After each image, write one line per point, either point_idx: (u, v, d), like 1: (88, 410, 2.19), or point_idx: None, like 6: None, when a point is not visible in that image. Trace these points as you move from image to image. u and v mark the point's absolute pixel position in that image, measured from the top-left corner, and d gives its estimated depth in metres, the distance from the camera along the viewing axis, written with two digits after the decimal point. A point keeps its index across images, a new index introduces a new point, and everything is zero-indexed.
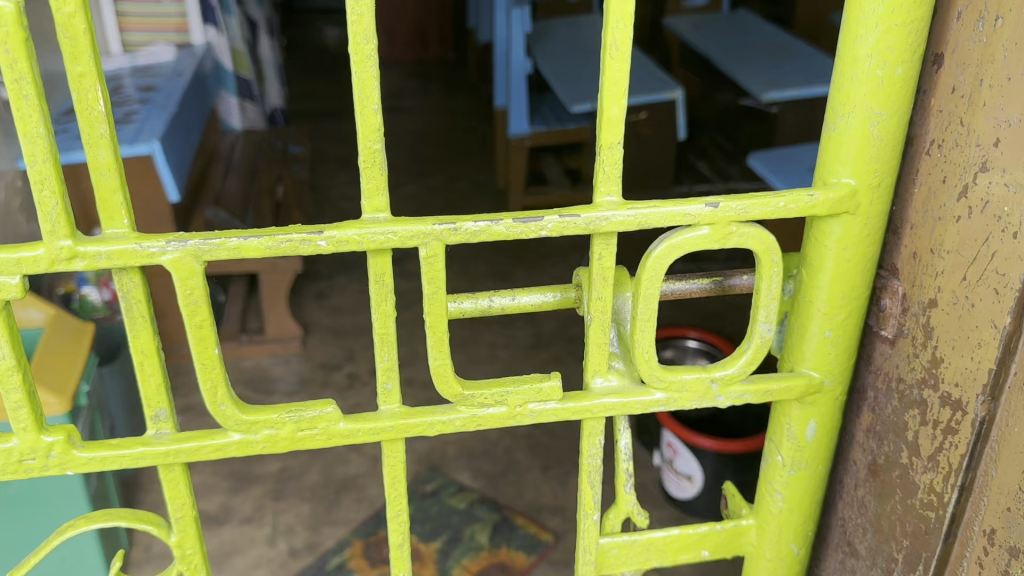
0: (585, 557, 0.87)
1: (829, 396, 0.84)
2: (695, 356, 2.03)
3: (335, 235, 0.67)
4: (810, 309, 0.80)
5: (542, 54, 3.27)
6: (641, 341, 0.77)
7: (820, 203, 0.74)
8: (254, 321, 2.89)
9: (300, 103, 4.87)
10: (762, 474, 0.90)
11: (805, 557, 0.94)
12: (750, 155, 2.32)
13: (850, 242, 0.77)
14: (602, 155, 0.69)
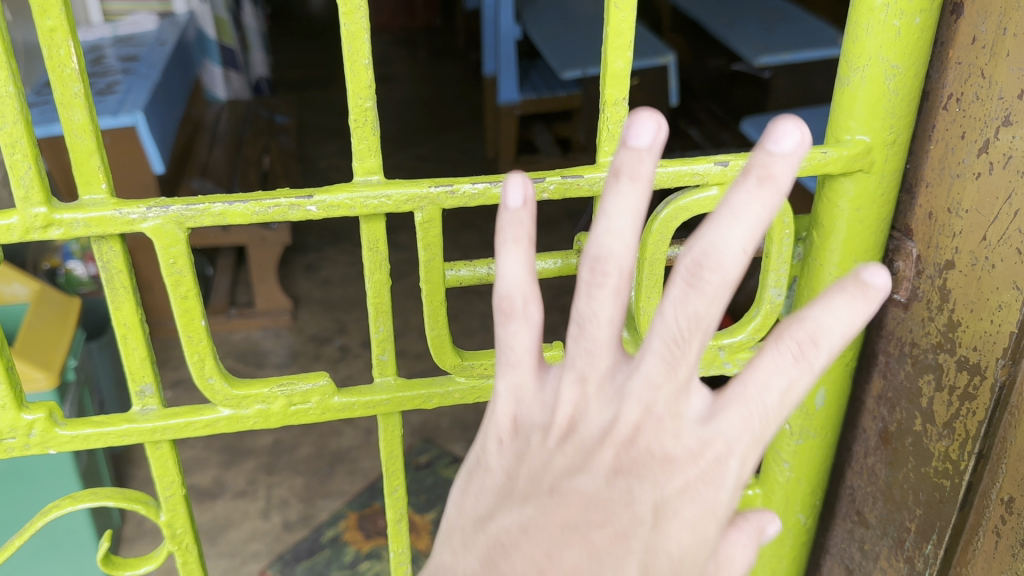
0: None
1: (839, 361, 0.82)
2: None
3: (325, 200, 0.64)
4: (820, 270, 0.78)
5: (531, 19, 3.23)
6: (645, 309, 0.74)
7: (832, 159, 0.72)
8: (243, 295, 2.86)
9: (285, 72, 4.79)
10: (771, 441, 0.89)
11: (813, 525, 0.93)
12: (745, 120, 2.29)
13: (863, 199, 0.74)
14: (607, 112, 0.67)
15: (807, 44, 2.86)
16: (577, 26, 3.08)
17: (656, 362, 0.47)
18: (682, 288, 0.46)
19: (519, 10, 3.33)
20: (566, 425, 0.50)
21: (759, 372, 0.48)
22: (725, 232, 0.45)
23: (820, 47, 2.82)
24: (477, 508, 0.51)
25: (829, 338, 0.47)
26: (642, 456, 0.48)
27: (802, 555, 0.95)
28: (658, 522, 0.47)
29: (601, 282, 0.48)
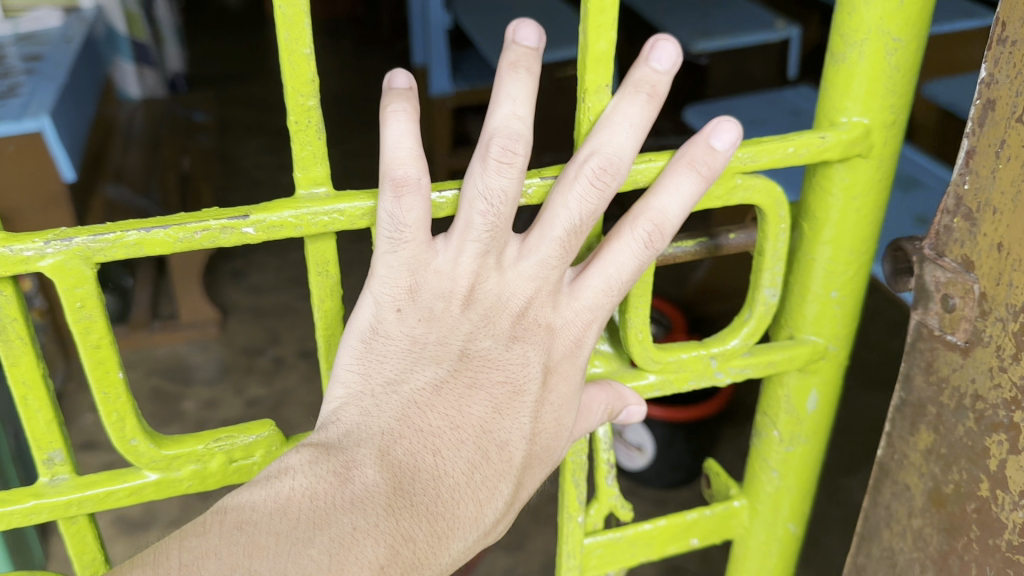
0: (572, 561, 0.97)
1: (830, 360, 0.97)
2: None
3: (263, 219, 0.68)
4: (812, 264, 0.91)
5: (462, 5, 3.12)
6: (632, 319, 0.84)
7: (830, 144, 0.81)
8: (166, 307, 2.69)
9: (202, 67, 4.57)
10: (758, 451, 1.04)
11: (799, 528, 1.08)
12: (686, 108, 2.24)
13: (854, 193, 0.86)
14: (588, 101, 0.75)
15: (742, 28, 2.84)
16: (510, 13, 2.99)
17: (555, 247, 0.74)
18: (588, 184, 0.73)
19: None
20: (467, 294, 0.74)
21: (615, 247, 0.76)
22: (610, 136, 0.73)
23: (754, 32, 2.81)
24: (384, 370, 0.74)
25: (670, 221, 0.76)
26: (530, 325, 0.76)
27: (791, 556, 1.11)
28: (543, 379, 0.77)
29: (511, 158, 0.70)
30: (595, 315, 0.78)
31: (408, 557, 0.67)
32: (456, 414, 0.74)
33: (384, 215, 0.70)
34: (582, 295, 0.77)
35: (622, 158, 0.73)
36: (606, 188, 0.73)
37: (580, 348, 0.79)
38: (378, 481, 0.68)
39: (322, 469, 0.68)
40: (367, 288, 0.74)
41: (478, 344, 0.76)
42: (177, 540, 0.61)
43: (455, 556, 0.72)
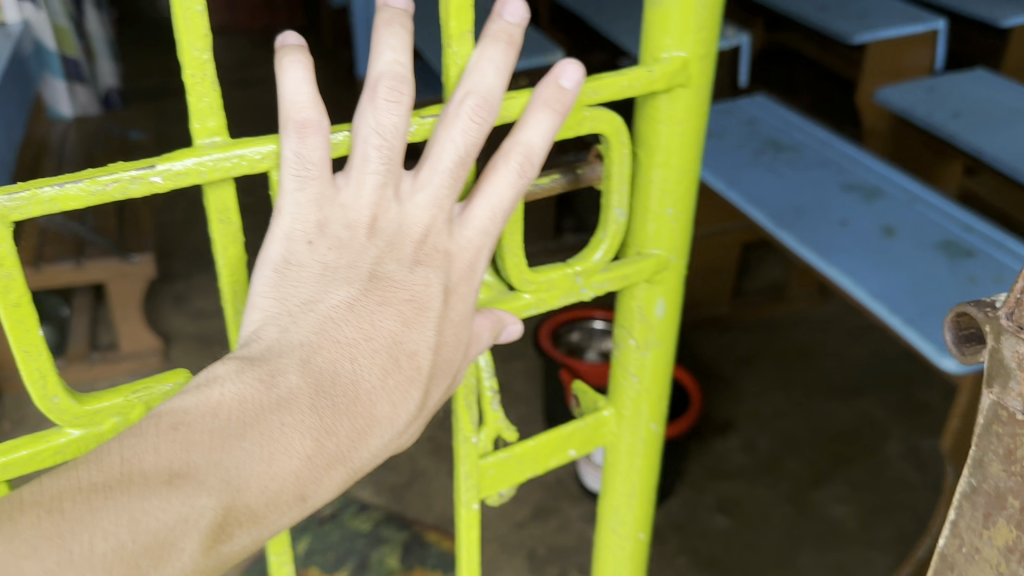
0: (469, 483, 1.05)
1: (672, 269, 1.11)
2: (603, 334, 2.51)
3: (169, 168, 0.70)
4: (649, 186, 1.04)
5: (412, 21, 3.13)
6: (507, 246, 0.91)
7: (650, 75, 0.94)
8: (105, 336, 2.56)
9: (137, 80, 4.41)
10: (618, 361, 1.19)
11: (660, 420, 1.24)
12: None
13: (679, 115, 0.99)
14: (453, 44, 0.81)
15: None
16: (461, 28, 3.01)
17: (445, 177, 0.77)
18: (468, 119, 0.76)
19: None
20: (370, 223, 0.75)
21: (494, 179, 0.80)
22: (479, 75, 0.77)
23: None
24: (299, 292, 0.74)
25: (537, 153, 0.81)
26: (430, 252, 0.78)
27: (655, 448, 1.26)
28: (445, 296, 0.80)
29: (397, 98, 0.73)
30: (485, 241, 0.82)
31: (330, 450, 0.72)
32: (370, 327, 0.76)
33: (290, 156, 0.72)
34: (471, 224, 0.81)
35: (493, 93, 0.77)
36: (481, 124, 0.77)
37: (477, 264, 0.82)
38: (299, 384, 0.71)
39: (247, 374, 0.70)
40: (274, 225, 0.75)
41: (389, 268, 0.77)
42: (115, 441, 0.65)
43: (373, 453, 0.76)
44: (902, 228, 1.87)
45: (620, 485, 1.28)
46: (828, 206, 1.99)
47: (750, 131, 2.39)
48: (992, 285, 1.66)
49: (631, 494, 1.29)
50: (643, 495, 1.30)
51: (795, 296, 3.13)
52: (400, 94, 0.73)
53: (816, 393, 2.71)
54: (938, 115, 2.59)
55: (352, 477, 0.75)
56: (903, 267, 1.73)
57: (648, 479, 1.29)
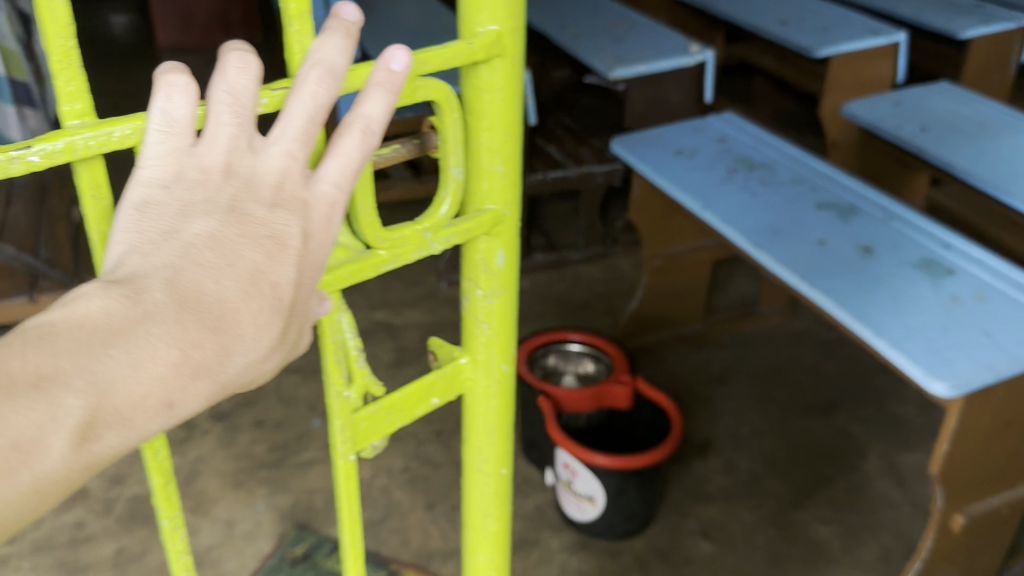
0: (345, 438, 0.99)
1: (507, 223, 1.09)
2: (578, 355, 2.49)
3: (45, 148, 0.64)
4: (480, 149, 1.02)
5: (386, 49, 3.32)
6: (360, 207, 0.87)
7: (471, 48, 0.94)
8: None
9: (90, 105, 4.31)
10: (466, 312, 1.14)
11: (511, 366, 1.21)
12: (613, 139, 2.52)
13: (500, 79, 0.99)
14: (294, 23, 0.77)
15: (654, 53, 3.11)
16: None
17: (300, 129, 0.70)
18: (315, 82, 0.71)
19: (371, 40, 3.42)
20: (225, 167, 0.67)
21: (340, 148, 0.74)
22: (323, 44, 0.73)
23: (666, 58, 3.09)
24: (160, 225, 0.65)
25: (378, 124, 0.76)
26: (290, 195, 0.70)
27: (508, 393, 1.23)
28: (303, 241, 0.70)
29: (247, 66, 0.69)
30: (340, 193, 0.74)
31: (197, 362, 0.62)
32: (234, 255, 0.65)
33: (156, 113, 0.67)
34: (324, 178, 0.73)
35: (340, 67, 0.73)
36: (328, 95, 0.72)
37: (333, 213, 0.73)
38: (166, 297, 0.61)
39: (113, 292, 0.61)
40: (130, 179, 0.67)
41: (250, 208, 0.67)
42: None
43: (239, 372, 0.66)
44: (880, 249, 1.87)
45: (479, 427, 1.23)
46: (805, 226, 1.99)
47: (721, 149, 2.40)
48: (974, 303, 1.65)
49: (490, 436, 1.25)
50: (502, 436, 1.26)
51: (765, 311, 3.11)
52: (247, 64, 0.69)
53: (793, 410, 2.70)
54: (907, 129, 2.59)
55: (221, 393, 0.66)
56: (883, 287, 1.73)
57: (506, 418, 1.25)
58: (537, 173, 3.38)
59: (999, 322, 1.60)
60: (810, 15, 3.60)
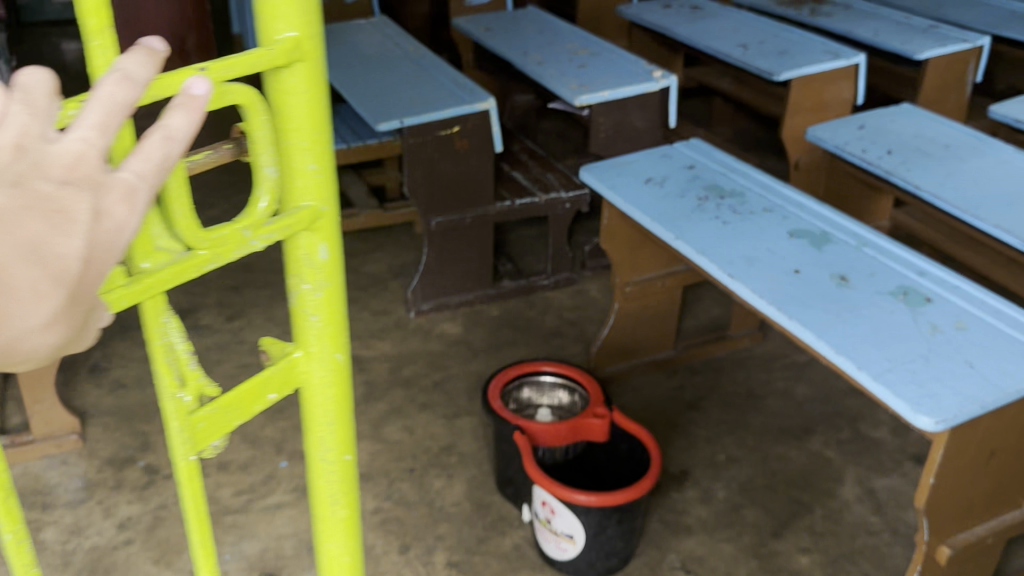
0: (180, 438, 0.88)
1: (328, 221, 0.99)
2: (551, 387, 2.44)
3: None
4: (291, 149, 0.93)
5: (348, 79, 3.30)
6: (178, 209, 0.79)
7: (271, 53, 0.86)
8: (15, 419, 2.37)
9: None
10: (295, 312, 1.03)
11: (349, 369, 1.09)
12: (581, 168, 2.50)
13: (304, 82, 0.91)
14: (96, 38, 0.70)
15: (617, 78, 3.13)
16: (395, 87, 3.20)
17: (95, 120, 0.54)
18: (114, 82, 0.57)
19: (333, 70, 3.39)
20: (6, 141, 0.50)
21: (145, 148, 0.57)
22: (129, 59, 0.60)
23: (629, 83, 3.11)
24: None
25: (181, 133, 0.61)
26: (82, 174, 0.51)
27: (348, 397, 1.11)
28: (92, 218, 0.50)
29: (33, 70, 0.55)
30: (143, 183, 0.55)
31: None
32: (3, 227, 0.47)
33: None
34: (126, 173, 0.55)
35: (142, 78, 0.59)
36: (129, 100, 0.58)
37: (134, 201, 0.54)
38: None
39: None
40: None
41: (35, 183, 0.49)
42: None
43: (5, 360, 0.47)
44: (856, 277, 1.86)
45: (322, 425, 1.10)
46: (779, 255, 1.98)
47: (690, 177, 2.39)
48: (954, 333, 1.65)
49: (334, 437, 1.12)
50: (345, 434, 1.13)
51: (734, 336, 3.10)
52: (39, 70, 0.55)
53: (767, 436, 2.68)
54: (873, 152, 2.60)
55: None
56: (862, 317, 1.71)
57: (344, 405, 1.11)
58: (505, 199, 3.33)
59: (981, 352, 1.59)
60: (769, 39, 3.63)
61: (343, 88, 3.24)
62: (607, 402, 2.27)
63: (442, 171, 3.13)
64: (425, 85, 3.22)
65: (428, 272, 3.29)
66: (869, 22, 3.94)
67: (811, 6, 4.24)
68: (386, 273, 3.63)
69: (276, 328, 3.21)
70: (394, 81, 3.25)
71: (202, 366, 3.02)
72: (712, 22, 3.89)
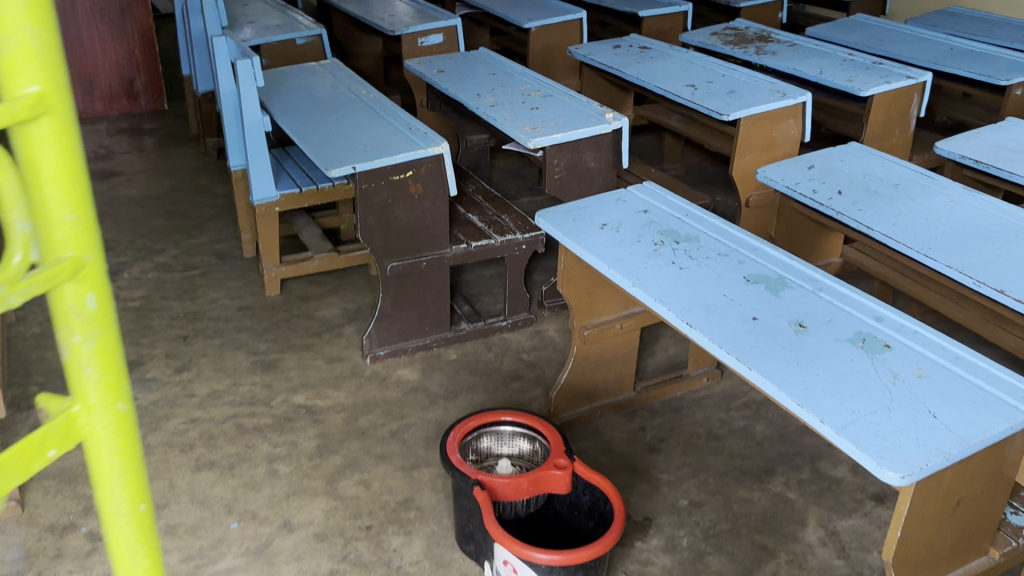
0: None
1: (94, 268, 0.82)
2: (511, 436, 2.39)
3: None
4: (43, 203, 0.76)
5: (296, 124, 3.26)
6: None
7: (10, 110, 0.70)
8: None
9: None
10: (66, 365, 0.85)
11: (136, 414, 0.91)
12: (538, 212, 2.48)
13: (51, 134, 0.74)
14: None
15: (570, 121, 3.13)
16: (347, 133, 3.16)
17: None
18: None
19: (282, 115, 3.35)
20: None
21: None
22: None
23: (582, 125, 3.10)
24: None
25: None
26: None
27: (135, 441, 0.93)
28: None
29: None
30: None
31: None
32: None
33: None
34: None
35: None
36: None
37: None
38: None
39: None
40: None
41: None
42: None
43: None
44: (814, 323, 1.86)
45: (103, 475, 0.90)
46: (736, 301, 1.97)
47: (644, 222, 2.38)
48: (915, 381, 1.66)
49: (124, 485, 0.93)
50: (134, 479, 0.93)
51: (693, 375, 3.08)
52: None
53: (729, 479, 2.65)
54: (824, 193, 2.62)
55: None
56: (822, 366, 1.71)
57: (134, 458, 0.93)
58: (460, 241, 3.29)
59: (942, 401, 1.60)
60: (718, 79, 3.68)
61: (294, 133, 3.20)
62: (568, 452, 2.23)
63: (395, 215, 3.08)
64: (377, 129, 3.18)
65: (383, 318, 3.23)
66: (815, 60, 4.01)
67: (757, 44, 4.31)
68: (340, 318, 3.55)
69: (227, 380, 3.12)
70: (346, 128, 3.21)
71: (149, 421, 2.90)
72: (661, 62, 3.93)
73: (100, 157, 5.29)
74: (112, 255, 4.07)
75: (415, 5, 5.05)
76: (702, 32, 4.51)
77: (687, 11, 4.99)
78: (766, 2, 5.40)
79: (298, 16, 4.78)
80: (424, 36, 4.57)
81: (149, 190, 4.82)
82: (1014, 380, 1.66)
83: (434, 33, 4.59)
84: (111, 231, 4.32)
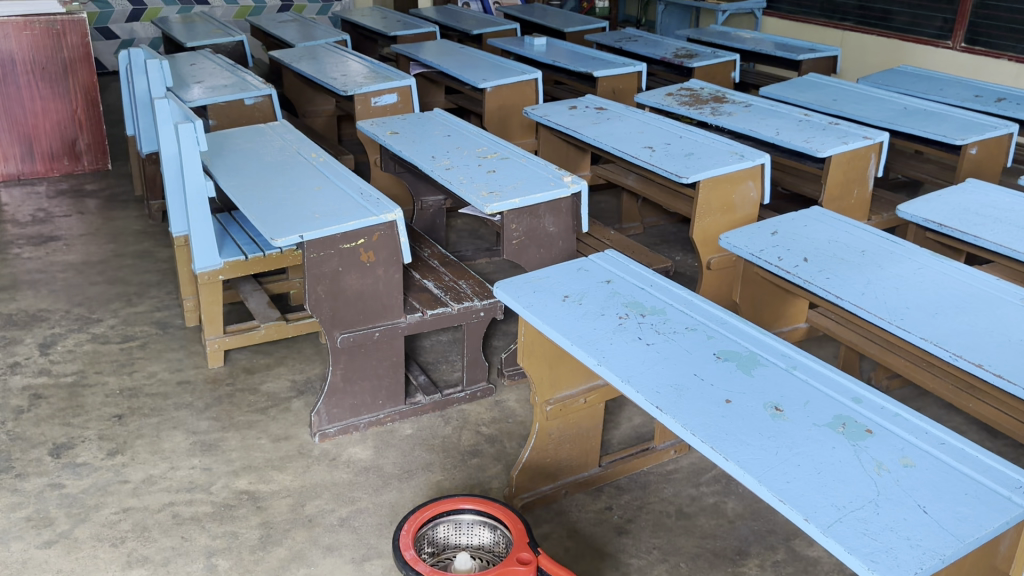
0: None
1: None
2: (470, 525, 2.22)
3: None
4: None
5: (241, 188, 3.12)
6: None
7: None
8: None
9: None
10: None
11: None
12: (496, 284, 2.35)
13: None
14: None
15: (527, 185, 3.03)
16: (294, 198, 3.03)
17: None
18: None
19: (226, 179, 3.21)
20: None
21: None
22: None
23: (540, 189, 3.00)
24: None
25: None
26: None
27: None
28: None
29: None
30: None
31: None
32: None
33: None
34: None
35: None
36: None
37: None
38: None
39: None
40: None
41: None
42: None
43: None
44: (790, 407, 1.74)
45: None
46: (707, 381, 1.85)
47: (608, 293, 2.26)
48: (901, 471, 1.54)
49: None
50: None
51: (660, 448, 2.94)
52: None
53: (701, 562, 2.51)
54: (789, 260, 2.54)
55: None
56: (802, 456, 1.59)
57: None
58: (416, 309, 3.14)
59: (932, 494, 1.49)
60: (676, 140, 3.63)
61: (238, 199, 3.05)
62: (532, 544, 2.08)
63: (345, 285, 2.93)
64: (327, 195, 3.05)
65: (334, 393, 3.06)
66: (771, 121, 3.99)
67: (713, 104, 4.29)
68: (288, 391, 3.37)
69: (163, 464, 2.91)
70: (293, 193, 3.07)
71: (77, 511, 2.67)
72: (619, 123, 3.88)
73: (39, 220, 5.06)
74: (46, 326, 3.84)
75: (368, 64, 4.96)
76: (657, 93, 4.48)
77: (641, 71, 4.98)
78: (719, 61, 5.43)
79: (247, 76, 4.66)
80: (378, 96, 4.47)
81: (89, 255, 4.60)
82: (1005, 469, 1.55)
83: (387, 93, 4.50)
84: (46, 299, 4.09)
